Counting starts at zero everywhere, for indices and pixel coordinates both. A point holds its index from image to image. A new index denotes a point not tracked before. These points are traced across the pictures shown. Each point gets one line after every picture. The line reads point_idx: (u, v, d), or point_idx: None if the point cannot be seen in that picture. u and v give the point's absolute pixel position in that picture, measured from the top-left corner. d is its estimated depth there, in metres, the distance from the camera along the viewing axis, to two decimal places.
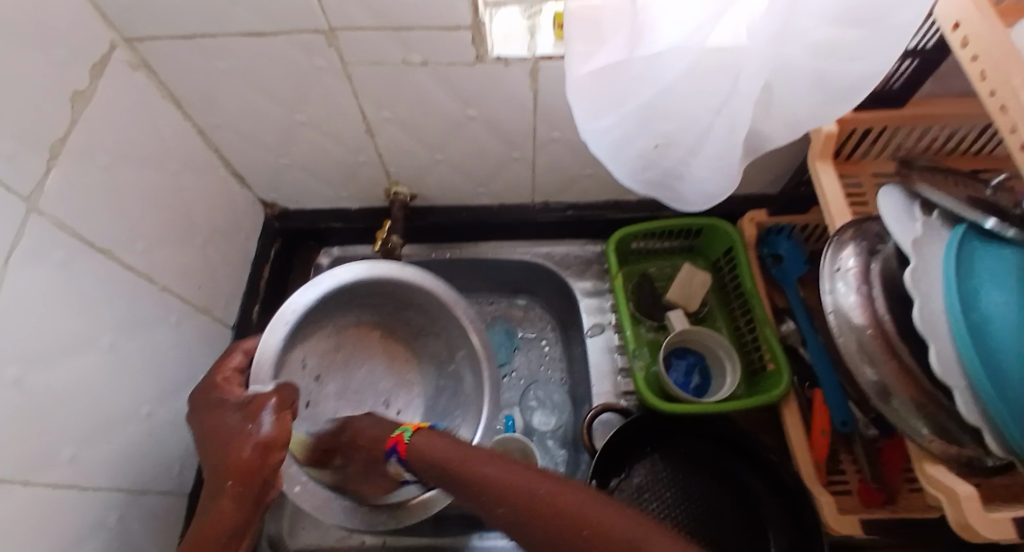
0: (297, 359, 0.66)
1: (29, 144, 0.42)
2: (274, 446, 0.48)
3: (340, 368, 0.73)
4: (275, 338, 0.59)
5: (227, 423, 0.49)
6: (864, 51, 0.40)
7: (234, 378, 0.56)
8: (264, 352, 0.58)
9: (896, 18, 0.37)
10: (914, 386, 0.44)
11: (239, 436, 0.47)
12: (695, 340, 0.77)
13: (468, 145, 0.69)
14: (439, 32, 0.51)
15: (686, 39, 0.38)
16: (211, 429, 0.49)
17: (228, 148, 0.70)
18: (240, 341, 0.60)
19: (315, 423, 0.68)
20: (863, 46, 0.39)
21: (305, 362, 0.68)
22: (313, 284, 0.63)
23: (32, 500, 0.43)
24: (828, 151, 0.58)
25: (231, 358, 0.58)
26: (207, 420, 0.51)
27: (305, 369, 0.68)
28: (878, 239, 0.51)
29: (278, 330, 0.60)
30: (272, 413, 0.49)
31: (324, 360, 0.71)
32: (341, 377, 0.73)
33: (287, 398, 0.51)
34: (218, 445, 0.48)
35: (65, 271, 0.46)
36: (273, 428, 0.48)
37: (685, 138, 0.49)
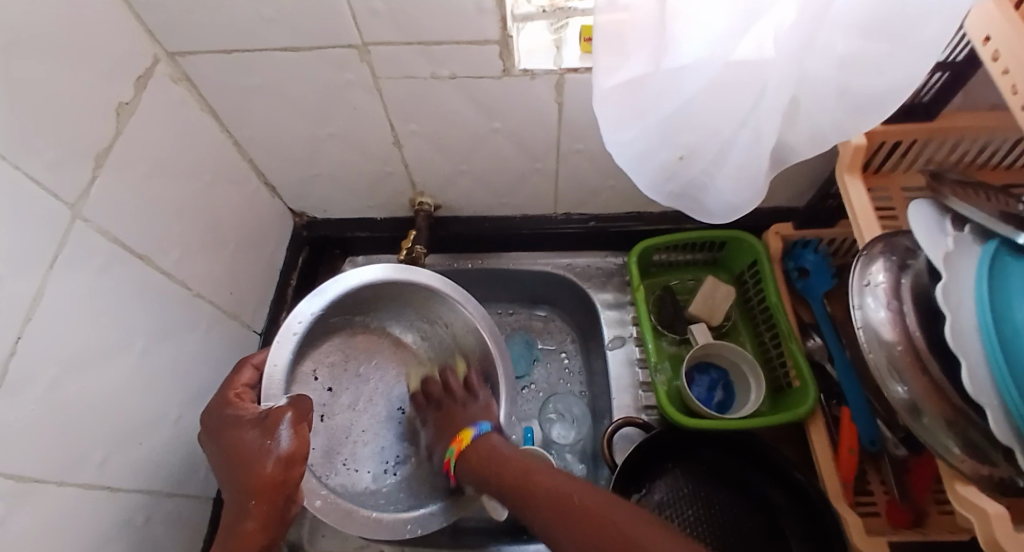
0: (306, 370, 0.71)
1: (75, 153, 0.44)
2: (295, 462, 0.48)
3: (351, 377, 0.75)
4: (285, 351, 0.59)
5: (247, 439, 0.49)
6: (893, 64, 0.39)
7: (245, 393, 0.56)
8: (276, 364, 0.59)
9: (924, 33, 0.36)
10: (944, 403, 0.43)
11: (259, 454, 0.48)
12: (716, 355, 0.76)
13: (492, 157, 0.70)
14: (467, 47, 0.52)
15: (713, 50, 0.38)
16: (230, 447, 0.49)
17: (260, 159, 0.72)
18: (249, 356, 0.60)
19: (329, 434, 0.71)
20: (893, 59, 0.39)
21: (316, 373, 0.72)
22: (318, 293, 0.63)
23: (61, 497, 0.44)
24: (856, 164, 0.58)
25: (240, 374, 0.58)
26: (224, 439, 0.50)
27: (315, 379, 0.72)
28: (910, 253, 0.50)
29: (289, 339, 0.60)
30: (289, 428, 0.49)
31: (333, 370, 0.74)
32: (356, 384, 0.75)
33: (303, 412, 0.51)
34: (238, 462, 0.48)
35: (102, 274, 0.48)
36: (292, 444, 0.48)
37: (708, 150, 0.49)
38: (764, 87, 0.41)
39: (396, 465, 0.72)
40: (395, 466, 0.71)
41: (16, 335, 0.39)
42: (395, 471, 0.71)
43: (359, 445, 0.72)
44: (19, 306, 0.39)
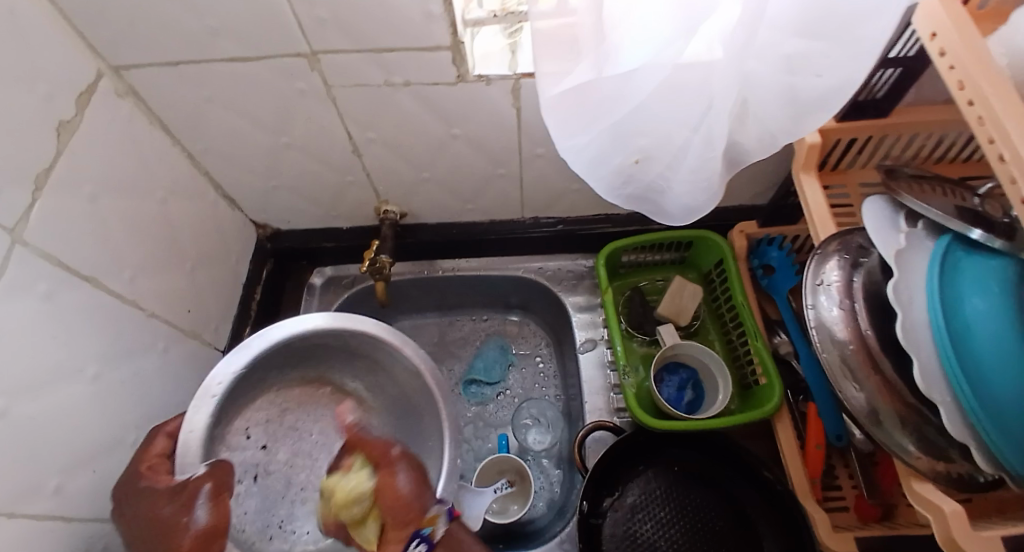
0: (236, 431, 0.61)
1: (14, 176, 0.43)
2: (215, 535, 0.47)
3: (290, 430, 0.65)
4: (203, 413, 0.54)
5: (157, 518, 0.46)
6: (834, 65, 0.40)
7: (161, 464, 0.51)
8: (191, 432, 0.53)
9: (859, 31, 0.37)
10: (898, 401, 0.44)
11: (175, 532, 0.45)
12: (686, 355, 0.76)
13: (454, 163, 0.69)
14: (419, 54, 0.51)
15: (661, 54, 0.38)
16: (142, 526, 0.46)
17: (218, 171, 0.70)
18: (163, 423, 0.55)
19: (261, 495, 0.61)
20: (832, 59, 0.40)
21: (248, 431, 0.62)
22: (243, 347, 0.59)
23: (14, 533, 0.42)
24: (811, 163, 0.58)
25: (154, 444, 0.53)
26: (136, 513, 0.47)
27: (247, 439, 0.62)
28: (861, 252, 0.51)
29: (206, 403, 0.55)
30: (207, 500, 0.47)
31: (268, 426, 0.64)
32: (289, 444, 0.65)
33: (224, 480, 0.49)
34: (151, 536, 0.45)
35: (48, 299, 0.47)
36: (211, 518, 0.47)
37: (662, 153, 0.49)
38: (713, 89, 0.41)
39: None
40: None
41: None
42: None
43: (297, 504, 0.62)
44: None
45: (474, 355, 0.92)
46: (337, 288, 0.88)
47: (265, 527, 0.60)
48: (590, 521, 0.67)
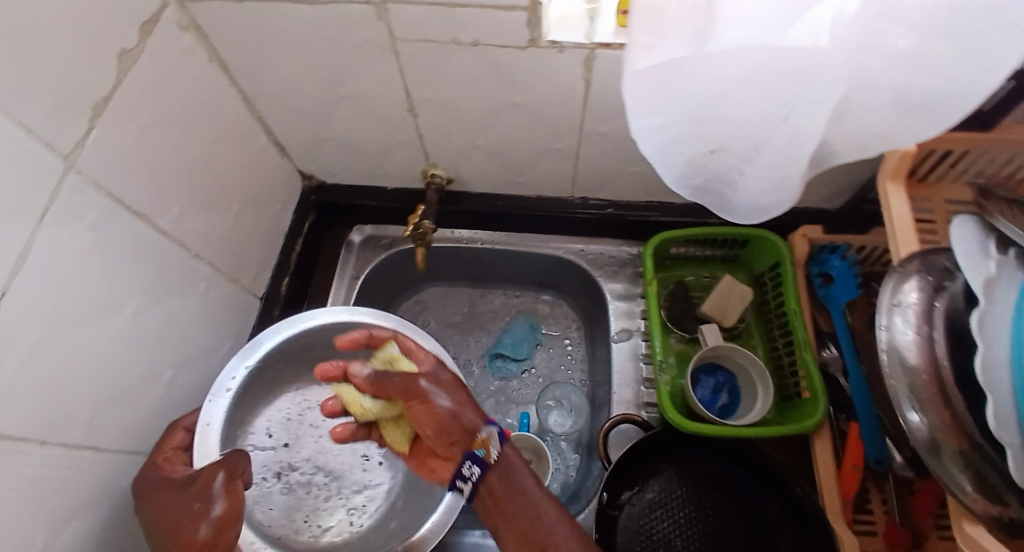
0: (259, 429, 0.67)
1: (71, 100, 0.42)
2: (226, 524, 0.43)
3: (308, 429, 0.70)
4: (218, 408, 0.57)
5: (173, 507, 0.45)
6: (961, 68, 0.35)
7: (177, 456, 0.52)
8: (209, 425, 0.56)
9: (990, 33, 0.32)
10: (963, 437, 0.41)
11: (187, 520, 0.43)
12: (727, 358, 0.73)
13: (510, 133, 0.67)
14: (492, 12, 0.48)
15: (768, 31, 0.34)
16: (159, 517, 0.45)
17: (271, 116, 0.69)
18: (180, 418, 0.56)
19: (287, 492, 0.67)
20: (953, 64, 0.35)
21: (270, 431, 0.68)
22: (254, 345, 0.62)
23: (47, 458, 0.43)
24: (901, 172, 0.53)
25: (172, 437, 0.54)
26: (154, 506, 0.46)
27: (269, 438, 0.68)
28: (947, 274, 0.46)
29: (220, 398, 0.58)
30: (220, 488, 0.45)
31: (289, 425, 0.69)
32: (310, 442, 0.70)
33: (236, 467, 0.47)
34: (168, 528, 0.44)
35: (96, 230, 0.46)
36: (225, 508, 0.44)
37: (741, 143, 0.45)
38: (814, 76, 0.37)
39: (360, 514, 0.67)
40: (360, 515, 0.67)
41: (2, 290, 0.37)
42: (360, 522, 0.67)
43: (321, 497, 0.68)
44: (4, 260, 0.38)
45: (503, 330, 0.91)
46: (375, 248, 0.87)
47: (292, 521, 0.65)
48: (607, 511, 0.66)
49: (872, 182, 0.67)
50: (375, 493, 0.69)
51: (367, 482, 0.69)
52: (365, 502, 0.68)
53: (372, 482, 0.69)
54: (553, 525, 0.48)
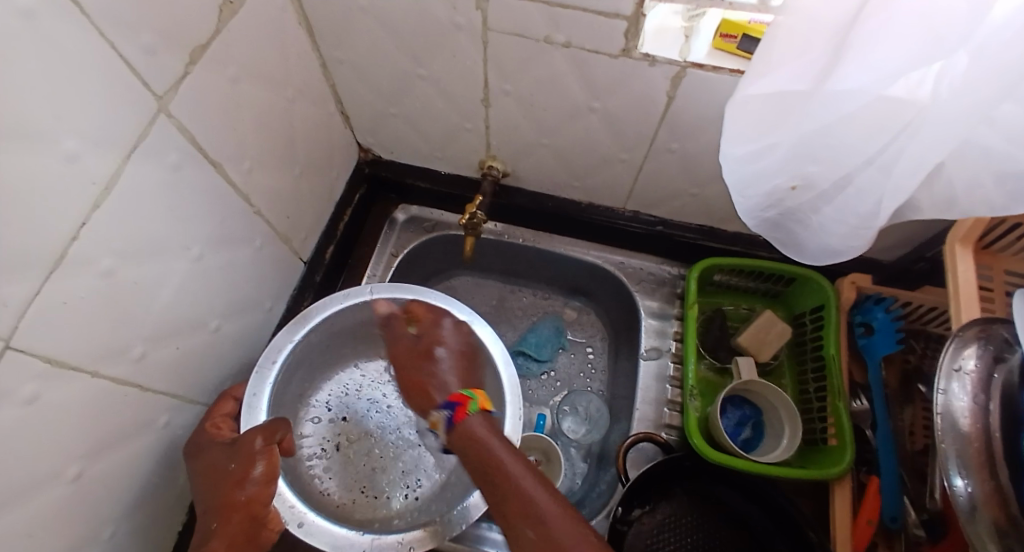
0: (317, 402, 0.71)
1: (171, 42, 0.42)
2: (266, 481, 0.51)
3: (364, 403, 0.72)
4: (266, 381, 0.60)
5: (219, 465, 0.51)
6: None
7: (224, 421, 0.56)
8: (257, 395, 0.59)
9: None
10: (1002, 510, 0.39)
11: (232, 478, 0.50)
12: (756, 393, 0.72)
13: (578, 137, 0.67)
14: (593, 16, 0.48)
15: (877, 83, 0.33)
16: (205, 474, 0.51)
17: (343, 85, 0.69)
18: (230, 388, 0.60)
19: (346, 461, 0.69)
20: None
21: (328, 404, 0.71)
22: (302, 319, 0.63)
23: (97, 386, 0.43)
24: (972, 237, 0.52)
25: (223, 404, 0.58)
26: (201, 463, 0.52)
27: (328, 411, 0.71)
28: (1008, 346, 0.44)
29: (268, 371, 0.61)
30: (263, 452, 0.52)
31: (344, 399, 0.72)
32: (368, 417, 0.72)
33: (276, 432, 0.53)
34: (215, 483, 0.50)
35: (175, 172, 0.47)
36: (266, 470, 0.51)
37: (825, 182, 0.44)
38: (907, 122, 0.36)
39: (416, 487, 0.68)
40: (416, 489, 0.67)
41: (81, 220, 0.38)
42: (415, 495, 0.67)
43: (378, 469, 0.69)
44: (90, 191, 0.38)
45: (529, 328, 0.90)
46: (417, 229, 0.87)
47: (352, 490, 0.67)
48: (618, 526, 0.65)
49: (934, 241, 0.66)
50: (429, 468, 0.69)
51: (420, 457, 0.70)
52: (421, 476, 0.68)
53: (425, 457, 0.69)
54: (517, 477, 0.42)
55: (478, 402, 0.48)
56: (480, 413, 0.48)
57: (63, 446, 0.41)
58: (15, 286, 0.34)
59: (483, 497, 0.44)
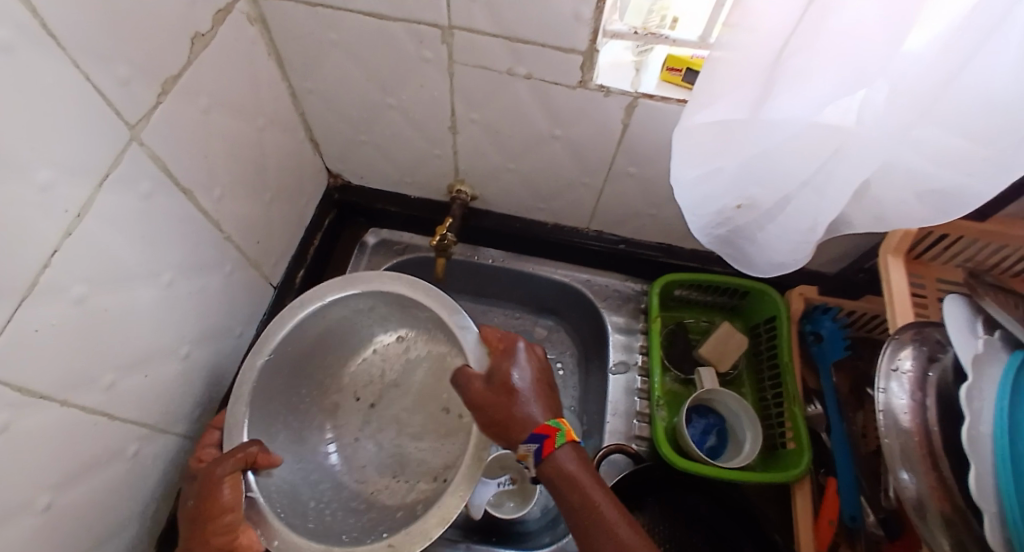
0: (347, 395, 0.71)
1: (144, 74, 0.43)
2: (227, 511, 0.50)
3: (391, 388, 0.72)
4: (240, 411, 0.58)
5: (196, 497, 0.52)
6: (991, 174, 0.37)
7: (207, 453, 0.56)
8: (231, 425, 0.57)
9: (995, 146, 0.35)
10: (948, 501, 0.42)
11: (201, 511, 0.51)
12: (718, 402, 0.76)
13: (543, 162, 0.70)
14: (552, 51, 0.52)
15: (810, 111, 0.37)
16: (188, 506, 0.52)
17: (313, 114, 0.71)
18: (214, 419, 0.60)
19: (379, 448, 0.68)
20: (960, 162, 0.38)
21: (358, 394, 0.71)
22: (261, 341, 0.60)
23: (64, 417, 0.42)
24: (902, 249, 0.58)
25: (206, 436, 0.58)
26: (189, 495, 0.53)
27: (359, 400, 0.71)
28: (941, 347, 0.49)
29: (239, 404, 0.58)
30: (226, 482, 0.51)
31: (372, 386, 0.72)
32: (394, 398, 0.71)
33: (240, 460, 0.53)
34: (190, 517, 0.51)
35: (147, 200, 0.47)
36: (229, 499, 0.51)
37: (766, 201, 0.49)
38: (838, 147, 0.40)
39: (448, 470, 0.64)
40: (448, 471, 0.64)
41: (53, 247, 0.38)
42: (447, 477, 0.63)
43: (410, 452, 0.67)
44: (63, 218, 0.38)
45: None
46: (387, 252, 0.89)
47: (384, 477, 0.65)
48: None
49: (870, 253, 0.72)
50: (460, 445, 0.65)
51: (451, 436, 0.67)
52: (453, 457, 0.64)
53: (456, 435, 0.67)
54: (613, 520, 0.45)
55: (566, 430, 0.50)
56: (567, 444, 0.49)
57: (28, 479, 0.40)
58: None
59: (572, 533, 0.46)
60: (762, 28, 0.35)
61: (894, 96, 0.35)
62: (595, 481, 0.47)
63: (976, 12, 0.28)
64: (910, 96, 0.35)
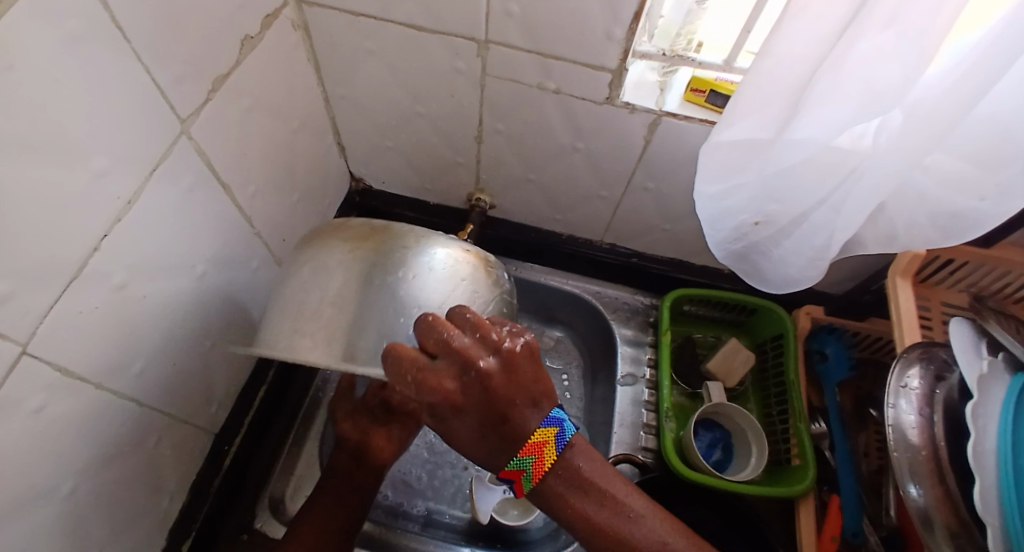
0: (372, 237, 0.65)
1: (197, 71, 0.45)
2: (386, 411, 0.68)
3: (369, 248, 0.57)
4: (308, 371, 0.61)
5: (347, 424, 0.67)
6: (996, 199, 0.39)
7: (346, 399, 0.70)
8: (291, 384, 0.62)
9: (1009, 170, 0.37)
10: (953, 515, 0.43)
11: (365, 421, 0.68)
12: (724, 416, 0.77)
13: (563, 174, 0.72)
14: (583, 68, 0.55)
15: (823, 136, 0.40)
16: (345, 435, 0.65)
17: (343, 118, 0.73)
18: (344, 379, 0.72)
19: None
20: (974, 183, 0.40)
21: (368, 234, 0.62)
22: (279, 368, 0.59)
23: (95, 400, 0.43)
24: (910, 271, 0.60)
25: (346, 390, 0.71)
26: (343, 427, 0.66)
27: None
28: (946, 366, 0.51)
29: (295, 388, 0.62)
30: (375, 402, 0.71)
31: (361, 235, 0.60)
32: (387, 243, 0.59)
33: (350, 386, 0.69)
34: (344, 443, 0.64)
35: (189, 193, 0.49)
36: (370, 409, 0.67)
37: (783, 219, 0.51)
38: (854, 169, 0.43)
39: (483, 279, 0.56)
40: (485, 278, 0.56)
41: (102, 233, 0.39)
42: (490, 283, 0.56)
43: None
44: (113, 206, 0.40)
45: None
46: None
47: None
48: None
49: (876, 276, 0.74)
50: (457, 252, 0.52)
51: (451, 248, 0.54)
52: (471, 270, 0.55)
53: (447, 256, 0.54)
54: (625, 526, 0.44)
55: (534, 470, 0.42)
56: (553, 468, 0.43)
57: (58, 458, 0.41)
58: (40, 293, 0.35)
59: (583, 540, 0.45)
60: (789, 55, 0.38)
61: (907, 122, 0.37)
62: (591, 494, 0.44)
63: (984, 44, 0.31)
64: (925, 124, 0.36)
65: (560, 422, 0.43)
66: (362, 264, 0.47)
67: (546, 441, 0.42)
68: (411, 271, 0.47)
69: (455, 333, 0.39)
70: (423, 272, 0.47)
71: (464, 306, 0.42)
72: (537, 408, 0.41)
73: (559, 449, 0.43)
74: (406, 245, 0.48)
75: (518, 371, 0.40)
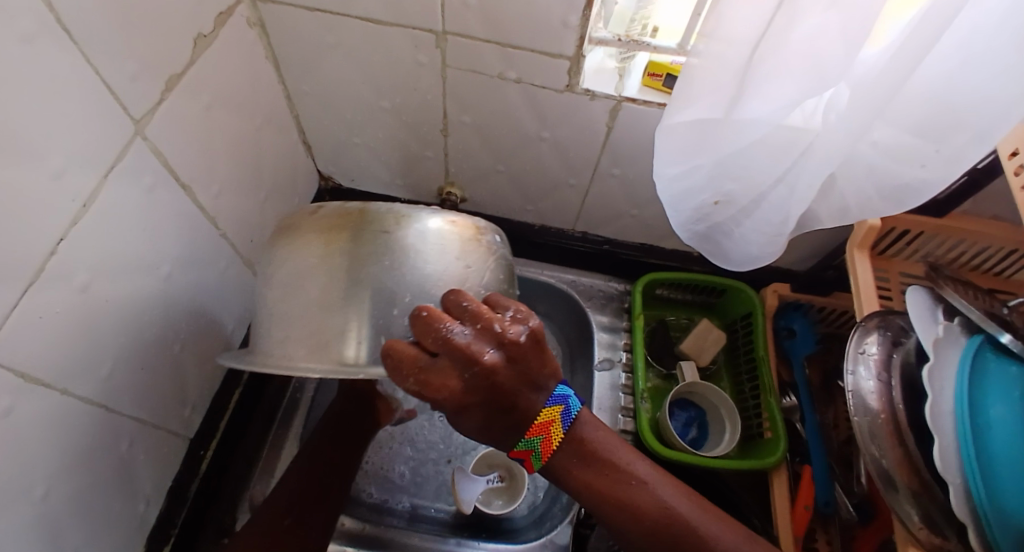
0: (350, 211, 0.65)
1: (151, 70, 0.45)
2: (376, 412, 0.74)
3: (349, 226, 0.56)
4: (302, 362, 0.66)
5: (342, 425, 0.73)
6: (938, 167, 0.41)
7: None
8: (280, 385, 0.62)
9: (955, 138, 0.39)
10: (913, 475, 0.45)
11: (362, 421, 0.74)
12: (699, 395, 0.79)
13: (531, 163, 0.73)
14: (542, 56, 0.56)
15: (774, 114, 0.41)
16: None
17: (307, 115, 0.72)
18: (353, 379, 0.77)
19: None
20: (918, 155, 0.42)
21: None
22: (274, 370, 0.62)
23: (61, 405, 0.42)
24: (866, 243, 0.62)
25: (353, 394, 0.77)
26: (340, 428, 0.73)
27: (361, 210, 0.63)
28: (903, 332, 0.53)
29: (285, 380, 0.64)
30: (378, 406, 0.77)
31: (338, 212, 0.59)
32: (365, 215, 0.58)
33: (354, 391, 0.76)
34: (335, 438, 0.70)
35: (150, 194, 0.48)
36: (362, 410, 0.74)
37: (742, 198, 0.52)
38: (806, 148, 0.44)
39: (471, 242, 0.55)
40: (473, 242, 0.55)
41: (60, 235, 0.39)
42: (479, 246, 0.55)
43: None
44: (70, 208, 0.39)
45: None
46: None
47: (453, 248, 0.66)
48: (580, 530, 0.72)
49: (837, 251, 0.76)
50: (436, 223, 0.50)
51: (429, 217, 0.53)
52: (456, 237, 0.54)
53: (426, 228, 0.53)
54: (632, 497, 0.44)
55: (543, 448, 0.43)
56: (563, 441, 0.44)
57: (25, 465, 0.40)
58: None
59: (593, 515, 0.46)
60: (735, 39, 0.39)
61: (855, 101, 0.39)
62: (599, 468, 0.45)
63: (922, 18, 0.32)
64: (867, 98, 0.38)
65: (567, 400, 0.43)
66: (339, 257, 0.47)
67: (553, 420, 0.43)
68: (398, 258, 0.47)
69: (452, 328, 0.39)
70: (410, 257, 0.47)
71: (460, 294, 0.42)
72: (542, 390, 0.42)
73: (565, 427, 0.44)
74: (387, 229, 0.47)
75: (520, 362, 0.40)
